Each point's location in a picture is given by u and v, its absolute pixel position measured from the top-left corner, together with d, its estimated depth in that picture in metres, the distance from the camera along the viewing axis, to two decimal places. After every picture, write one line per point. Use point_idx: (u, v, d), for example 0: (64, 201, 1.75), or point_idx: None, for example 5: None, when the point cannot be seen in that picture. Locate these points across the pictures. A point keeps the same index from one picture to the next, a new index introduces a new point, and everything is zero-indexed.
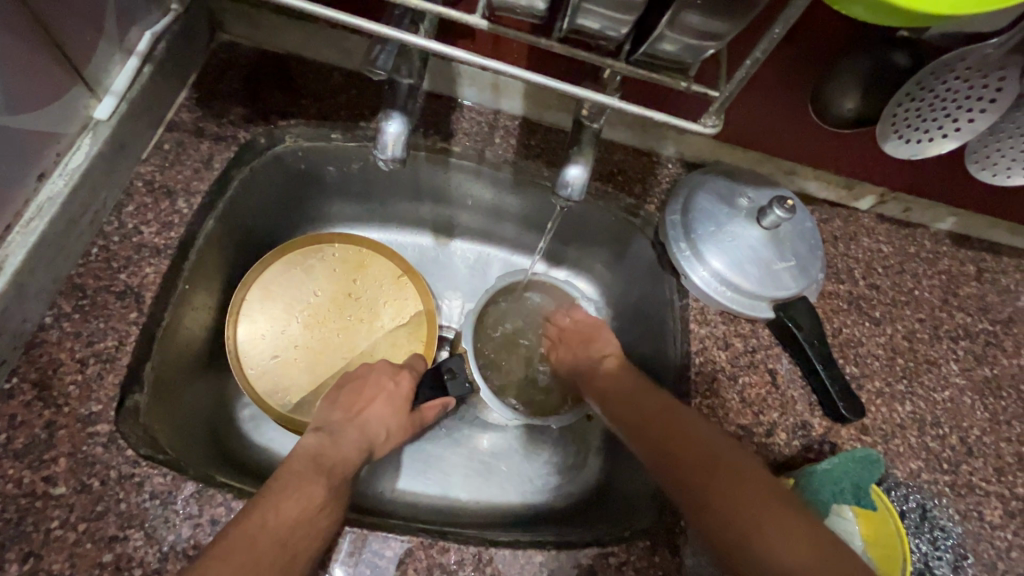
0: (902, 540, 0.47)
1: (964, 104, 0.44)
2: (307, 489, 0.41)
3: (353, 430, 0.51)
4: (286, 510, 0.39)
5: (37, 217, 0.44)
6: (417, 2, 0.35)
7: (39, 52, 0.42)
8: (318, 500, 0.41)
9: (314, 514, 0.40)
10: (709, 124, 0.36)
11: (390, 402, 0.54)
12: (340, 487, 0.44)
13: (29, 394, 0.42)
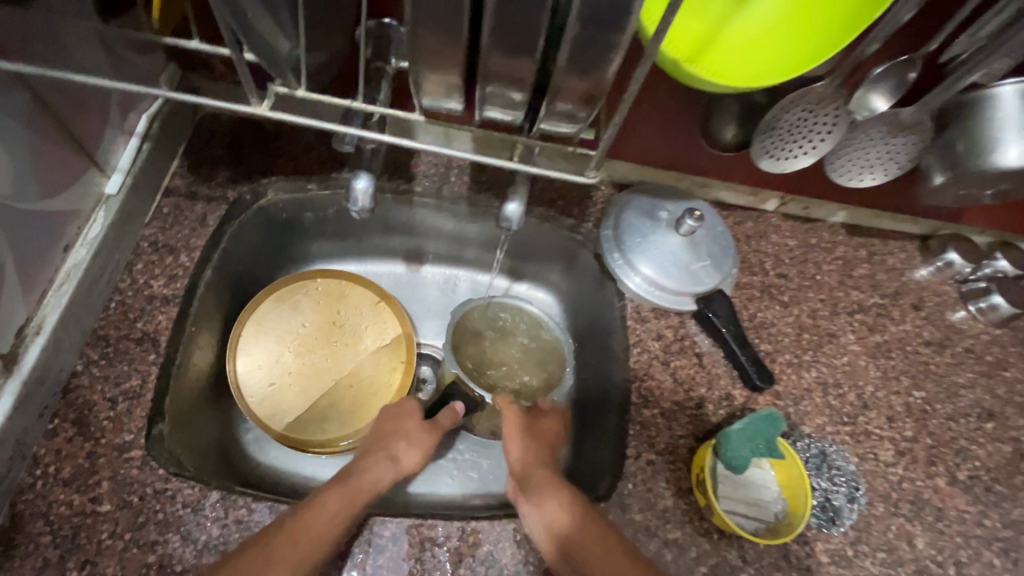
0: (803, 478, 0.57)
1: (813, 129, 0.55)
2: (327, 504, 0.48)
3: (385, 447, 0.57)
4: (306, 520, 0.46)
5: (67, 281, 0.53)
6: (370, 108, 0.46)
7: (60, 145, 0.50)
8: (334, 514, 0.48)
9: (326, 524, 0.47)
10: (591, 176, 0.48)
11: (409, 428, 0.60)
12: (358, 499, 0.50)
13: (70, 431, 0.50)
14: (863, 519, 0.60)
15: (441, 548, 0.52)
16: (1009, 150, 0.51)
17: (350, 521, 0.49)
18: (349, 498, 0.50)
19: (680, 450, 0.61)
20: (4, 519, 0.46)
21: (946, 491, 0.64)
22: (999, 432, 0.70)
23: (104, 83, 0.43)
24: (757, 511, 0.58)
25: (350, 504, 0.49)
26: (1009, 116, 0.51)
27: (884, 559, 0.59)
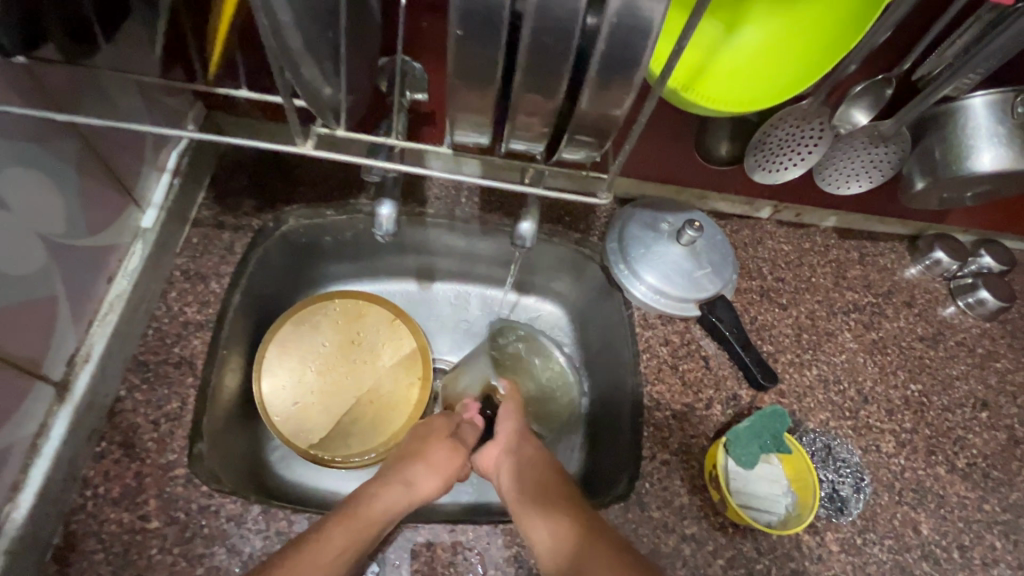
0: (811, 471, 0.60)
1: (801, 143, 0.59)
2: (334, 538, 0.48)
3: (404, 471, 0.57)
4: (310, 558, 0.45)
5: (111, 310, 0.56)
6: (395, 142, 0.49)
7: (109, 184, 0.54)
8: (340, 548, 0.47)
9: (334, 559, 0.47)
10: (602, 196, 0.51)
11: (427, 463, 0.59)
12: (366, 535, 0.49)
13: (117, 452, 0.52)
14: (869, 508, 0.63)
15: (471, 552, 0.54)
16: (982, 156, 0.56)
17: (356, 558, 0.48)
18: (356, 529, 0.49)
19: (692, 449, 0.64)
20: (58, 539, 0.48)
21: (947, 479, 0.68)
22: (993, 421, 0.73)
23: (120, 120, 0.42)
24: (769, 504, 0.61)
25: (358, 538, 0.49)
26: (981, 125, 0.56)
27: (892, 545, 0.62)
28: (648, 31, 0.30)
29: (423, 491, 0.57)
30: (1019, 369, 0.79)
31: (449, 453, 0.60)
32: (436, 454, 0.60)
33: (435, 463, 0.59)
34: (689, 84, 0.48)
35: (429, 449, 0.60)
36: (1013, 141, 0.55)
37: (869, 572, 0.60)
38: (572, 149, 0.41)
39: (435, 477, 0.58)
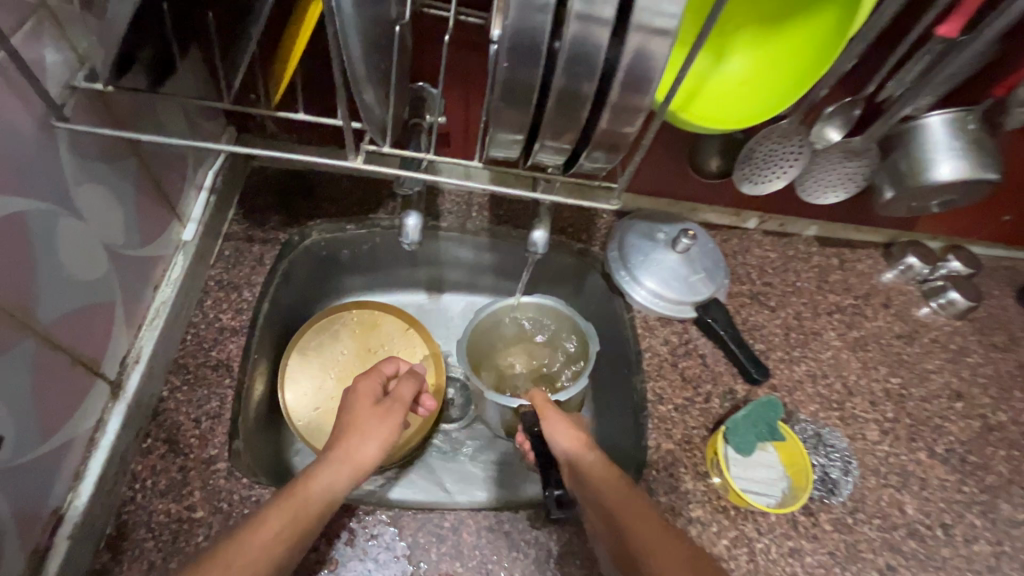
0: (804, 457, 0.66)
1: (783, 157, 0.66)
2: (266, 523, 0.48)
3: (339, 446, 0.56)
4: (240, 545, 0.45)
5: (158, 316, 0.59)
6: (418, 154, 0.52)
7: (158, 197, 0.58)
8: (272, 534, 0.47)
9: (267, 544, 0.46)
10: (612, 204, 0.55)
11: (366, 430, 0.57)
12: (302, 514, 0.49)
13: (162, 448, 0.56)
14: (857, 489, 0.69)
15: (495, 534, 0.58)
16: (941, 168, 0.63)
17: (296, 538, 0.48)
18: (289, 511, 0.49)
19: (694, 439, 0.69)
20: (110, 528, 0.51)
21: (928, 463, 0.73)
22: (968, 410, 0.80)
23: (181, 141, 0.46)
24: (765, 488, 0.66)
25: (291, 518, 0.48)
26: (938, 141, 0.63)
27: (880, 524, 0.67)
28: (658, 65, 0.37)
29: (363, 458, 0.55)
30: (988, 363, 0.86)
31: (380, 417, 0.59)
32: (371, 421, 0.59)
33: (369, 430, 0.57)
34: (684, 102, 0.54)
35: (362, 417, 0.59)
36: (966, 155, 0.62)
37: (861, 548, 0.65)
38: (592, 159, 0.46)
39: (373, 443, 0.57)
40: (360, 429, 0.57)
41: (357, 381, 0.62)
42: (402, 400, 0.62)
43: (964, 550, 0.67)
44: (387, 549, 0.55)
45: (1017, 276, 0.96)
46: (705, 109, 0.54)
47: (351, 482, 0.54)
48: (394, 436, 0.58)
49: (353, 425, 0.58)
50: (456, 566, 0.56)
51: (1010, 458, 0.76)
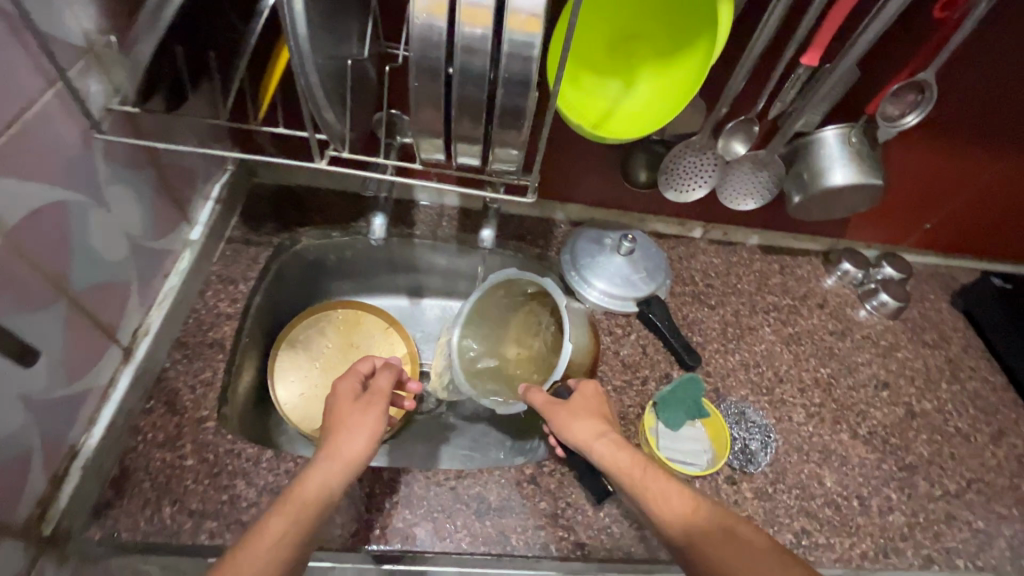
0: (723, 429, 0.75)
1: (698, 168, 0.77)
2: (269, 527, 0.49)
3: (328, 447, 0.56)
4: (245, 555, 0.47)
5: (164, 299, 0.70)
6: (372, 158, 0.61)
7: (169, 202, 0.70)
8: (277, 537, 0.49)
9: (272, 549, 0.48)
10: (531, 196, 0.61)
11: (353, 428, 0.58)
12: (304, 513, 0.51)
13: (162, 408, 0.66)
14: (778, 462, 0.76)
15: (442, 487, 0.66)
16: (834, 176, 0.73)
17: (304, 536, 0.50)
18: (291, 511, 0.51)
19: (629, 416, 0.77)
20: (115, 471, 0.61)
21: (849, 443, 0.80)
22: (893, 398, 0.87)
23: (188, 149, 0.58)
24: (693, 457, 0.73)
25: (293, 520, 0.50)
26: (833, 153, 0.73)
27: (798, 494, 0.73)
28: None
29: (352, 454, 0.56)
30: (917, 358, 0.93)
31: (364, 411, 0.60)
32: (354, 417, 0.59)
33: (356, 426, 0.58)
34: (599, 122, 0.66)
35: (345, 415, 0.59)
36: (854, 163, 0.73)
37: (779, 513, 0.71)
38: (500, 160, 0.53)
39: (361, 438, 0.57)
40: (348, 426, 0.58)
41: (334, 383, 0.63)
42: (380, 391, 0.63)
43: (879, 519, 0.73)
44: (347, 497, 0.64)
45: (951, 281, 1.04)
46: (615, 125, 0.66)
47: (348, 476, 0.55)
48: (378, 428, 0.59)
49: (338, 424, 0.58)
50: (407, 513, 0.64)
51: (931, 442, 0.82)
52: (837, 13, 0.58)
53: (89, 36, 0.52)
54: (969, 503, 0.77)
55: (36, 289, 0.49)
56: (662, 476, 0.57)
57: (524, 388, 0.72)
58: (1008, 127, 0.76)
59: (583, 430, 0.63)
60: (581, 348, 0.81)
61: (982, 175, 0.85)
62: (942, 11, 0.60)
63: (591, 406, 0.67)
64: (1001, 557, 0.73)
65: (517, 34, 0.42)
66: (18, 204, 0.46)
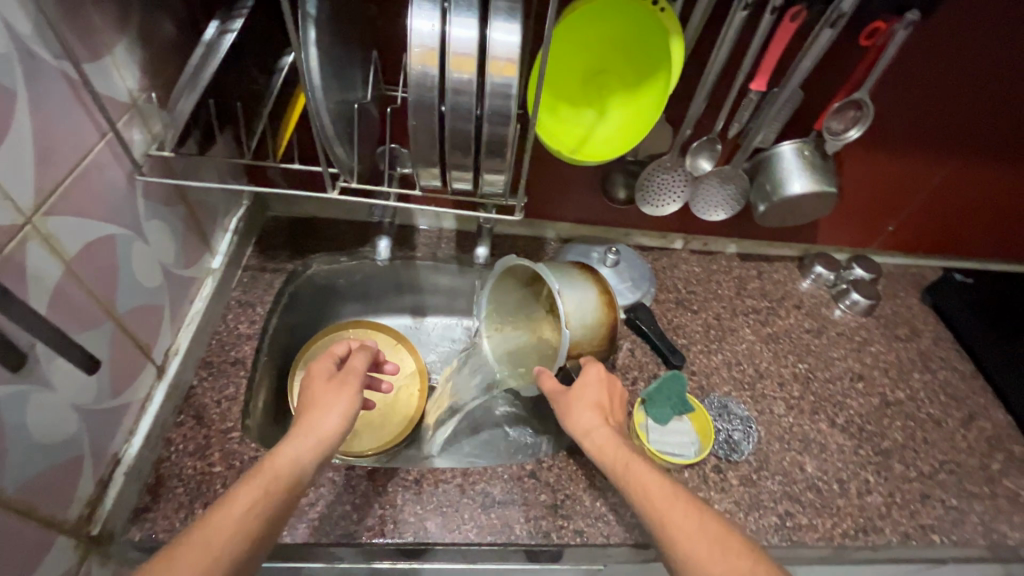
0: (707, 417, 0.82)
1: (672, 185, 0.86)
2: (239, 498, 0.51)
3: (302, 422, 0.61)
4: (215, 522, 0.48)
5: (190, 323, 0.78)
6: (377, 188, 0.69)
7: (195, 235, 0.78)
8: (246, 505, 0.50)
9: (242, 515, 0.50)
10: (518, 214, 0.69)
11: (328, 402, 0.63)
12: (272, 486, 0.53)
13: (191, 421, 0.72)
14: (761, 451, 0.81)
15: (449, 484, 0.72)
16: (793, 185, 0.81)
17: (273, 509, 0.52)
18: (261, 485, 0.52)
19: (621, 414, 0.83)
20: (150, 478, 0.66)
21: (828, 431, 0.86)
22: (869, 389, 0.93)
23: (216, 185, 0.67)
24: (680, 448, 0.79)
25: (265, 491, 0.52)
26: (790, 165, 0.81)
27: (781, 479, 0.79)
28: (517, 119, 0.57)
29: (326, 428, 0.60)
30: (890, 351, 0.99)
31: (338, 391, 0.65)
32: (328, 394, 0.65)
33: (329, 404, 0.63)
34: (577, 146, 0.75)
35: (321, 393, 0.65)
36: (810, 173, 0.81)
37: (762, 498, 0.77)
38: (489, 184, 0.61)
39: (335, 415, 0.62)
40: (321, 405, 0.63)
41: (311, 365, 0.69)
42: (354, 369, 0.69)
43: (857, 500, 0.78)
44: (365, 495, 0.70)
45: (920, 280, 1.10)
46: (593, 150, 0.75)
47: (318, 452, 0.58)
48: (352, 403, 0.64)
49: (314, 402, 0.64)
50: (417, 508, 0.69)
51: (905, 427, 0.88)
52: (775, 46, 0.67)
53: (132, 94, 0.60)
54: (943, 483, 0.82)
55: (90, 311, 0.56)
56: (658, 478, 0.57)
57: (537, 371, 0.74)
58: (948, 134, 0.84)
59: (577, 422, 0.66)
60: (589, 326, 0.74)
61: (933, 178, 0.93)
62: (866, 39, 0.70)
63: (591, 393, 0.69)
64: (975, 531, 0.78)
65: (497, 77, 0.50)
66: (78, 238, 0.54)
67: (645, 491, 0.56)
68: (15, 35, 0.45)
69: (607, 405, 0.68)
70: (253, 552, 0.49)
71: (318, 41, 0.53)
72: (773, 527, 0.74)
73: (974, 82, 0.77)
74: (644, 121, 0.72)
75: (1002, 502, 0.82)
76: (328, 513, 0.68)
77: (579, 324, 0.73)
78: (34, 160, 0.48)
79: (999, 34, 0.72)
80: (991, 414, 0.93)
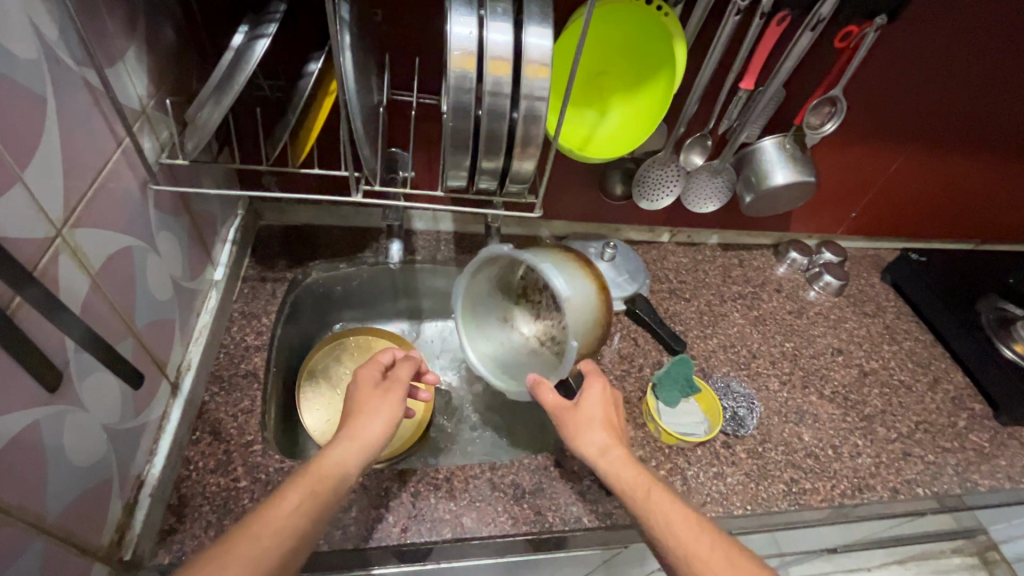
0: (711, 393, 0.87)
1: (668, 180, 0.90)
2: (289, 495, 0.51)
3: (347, 427, 0.61)
4: (264, 518, 0.49)
5: (198, 336, 0.75)
6: (394, 190, 0.70)
7: (198, 246, 0.75)
8: (295, 502, 0.51)
9: (290, 513, 0.50)
10: (536, 212, 0.70)
11: (375, 408, 0.64)
12: (321, 488, 0.53)
13: (208, 438, 0.70)
14: (763, 425, 0.87)
15: (479, 479, 0.73)
16: (776, 176, 0.88)
17: (317, 510, 0.52)
18: (310, 488, 0.53)
19: (633, 399, 0.87)
20: (173, 499, 0.64)
21: (818, 402, 0.93)
22: (848, 361, 1.01)
23: (230, 192, 0.65)
24: (691, 427, 0.83)
25: (312, 491, 0.52)
26: (772, 157, 0.88)
27: (783, 449, 0.85)
28: None
29: (369, 435, 0.61)
30: (861, 326, 1.08)
31: (383, 397, 0.66)
32: (373, 401, 0.65)
33: (375, 409, 0.64)
34: (583, 145, 0.78)
35: (366, 398, 0.66)
36: (791, 165, 0.88)
37: (769, 468, 0.82)
38: (514, 184, 0.62)
39: (379, 420, 0.63)
40: (366, 410, 0.64)
41: (358, 370, 0.70)
42: (399, 379, 0.69)
43: (851, 462, 0.85)
44: (396, 497, 0.70)
45: (879, 261, 1.21)
46: (600, 149, 0.78)
47: (362, 458, 0.59)
48: (396, 412, 0.65)
49: (359, 407, 0.64)
50: (450, 505, 0.70)
51: (882, 394, 0.97)
52: (763, 48, 0.73)
53: (142, 100, 0.59)
54: (920, 441, 0.91)
55: (113, 326, 0.54)
56: (663, 496, 0.58)
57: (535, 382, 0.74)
58: (907, 125, 0.94)
59: (586, 441, 0.66)
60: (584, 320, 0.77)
61: (892, 166, 1.03)
62: (841, 42, 0.76)
63: (593, 410, 0.69)
64: (952, 481, 0.87)
65: (530, 79, 0.52)
66: (101, 250, 0.52)
67: (651, 517, 0.57)
68: (45, 42, 0.43)
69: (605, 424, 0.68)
70: (298, 552, 0.49)
71: (349, 44, 0.54)
72: (781, 493, 0.80)
73: (928, 78, 0.86)
74: (646, 120, 0.76)
75: (971, 454, 0.91)
76: (363, 516, 0.68)
77: (583, 325, 0.77)
78: (62, 169, 0.46)
79: (949, 35, 0.80)
80: (952, 377, 1.03)
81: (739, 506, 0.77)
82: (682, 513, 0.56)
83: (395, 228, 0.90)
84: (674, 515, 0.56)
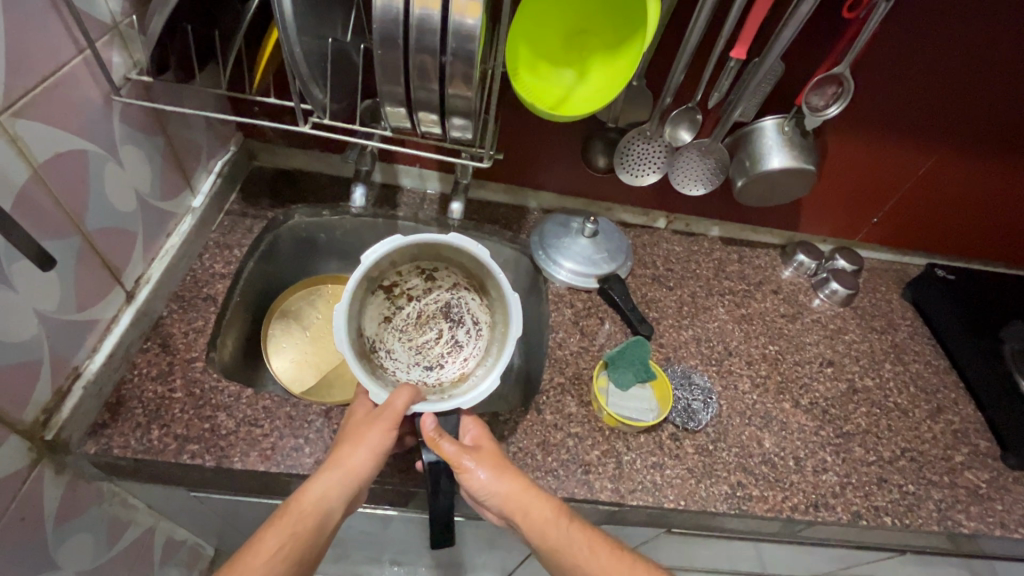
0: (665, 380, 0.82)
1: (653, 155, 0.86)
2: (268, 539, 0.55)
3: (333, 457, 0.61)
4: (246, 563, 0.53)
5: (163, 256, 0.79)
6: (352, 128, 0.70)
7: (173, 170, 0.79)
8: (275, 547, 0.55)
9: (268, 560, 0.54)
10: (488, 161, 0.72)
11: (359, 438, 0.61)
12: (298, 529, 0.56)
13: (156, 348, 0.74)
14: (720, 424, 0.82)
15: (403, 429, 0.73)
16: (773, 160, 0.81)
17: (299, 550, 0.56)
18: (288, 530, 0.56)
19: (583, 377, 0.84)
20: (111, 398, 0.68)
21: (791, 410, 0.86)
22: (837, 374, 0.92)
23: (195, 114, 0.68)
24: (638, 412, 0.79)
25: (292, 531, 0.56)
26: (772, 140, 0.81)
27: (737, 451, 0.79)
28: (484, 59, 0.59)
29: (353, 467, 0.60)
30: (864, 341, 0.98)
31: (370, 425, 0.62)
32: (362, 431, 0.62)
33: (361, 439, 0.61)
34: (556, 104, 0.75)
35: (356, 425, 0.63)
36: (789, 150, 0.81)
37: (716, 467, 0.77)
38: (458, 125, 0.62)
39: (363, 451, 0.60)
40: (352, 438, 0.62)
41: (351, 404, 0.68)
42: (390, 409, 0.63)
43: (812, 478, 0.79)
44: (318, 432, 0.71)
45: (902, 276, 1.10)
46: (572, 109, 0.74)
47: (345, 491, 0.59)
48: (383, 444, 0.61)
49: (347, 435, 0.63)
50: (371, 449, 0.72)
51: (870, 413, 0.88)
52: (757, 11, 0.66)
53: (115, 16, 0.62)
54: (902, 468, 0.82)
55: (55, 221, 0.58)
56: (572, 530, 0.60)
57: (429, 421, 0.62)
58: (934, 120, 0.84)
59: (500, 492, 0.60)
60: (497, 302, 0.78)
61: (920, 168, 0.93)
62: (848, 11, 0.70)
63: (495, 459, 0.63)
64: (929, 517, 0.78)
65: (461, 15, 0.52)
66: (49, 147, 0.55)
67: (570, 551, 0.59)
68: None
69: (505, 474, 0.62)
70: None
71: None
72: (722, 495, 0.74)
73: (959, 66, 0.77)
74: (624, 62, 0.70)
75: (961, 492, 0.81)
76: (281, 443, 0.69)
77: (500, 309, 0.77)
78: (8, 61, 0.49)
79: (986, 17, 0.71)
80: (960, 409, 0.92)
81: (672, 499, 0.73)
82: (601, 546, 0.60)
83: (365, 174, 0.91)
84: (591, 544, 0.60)
